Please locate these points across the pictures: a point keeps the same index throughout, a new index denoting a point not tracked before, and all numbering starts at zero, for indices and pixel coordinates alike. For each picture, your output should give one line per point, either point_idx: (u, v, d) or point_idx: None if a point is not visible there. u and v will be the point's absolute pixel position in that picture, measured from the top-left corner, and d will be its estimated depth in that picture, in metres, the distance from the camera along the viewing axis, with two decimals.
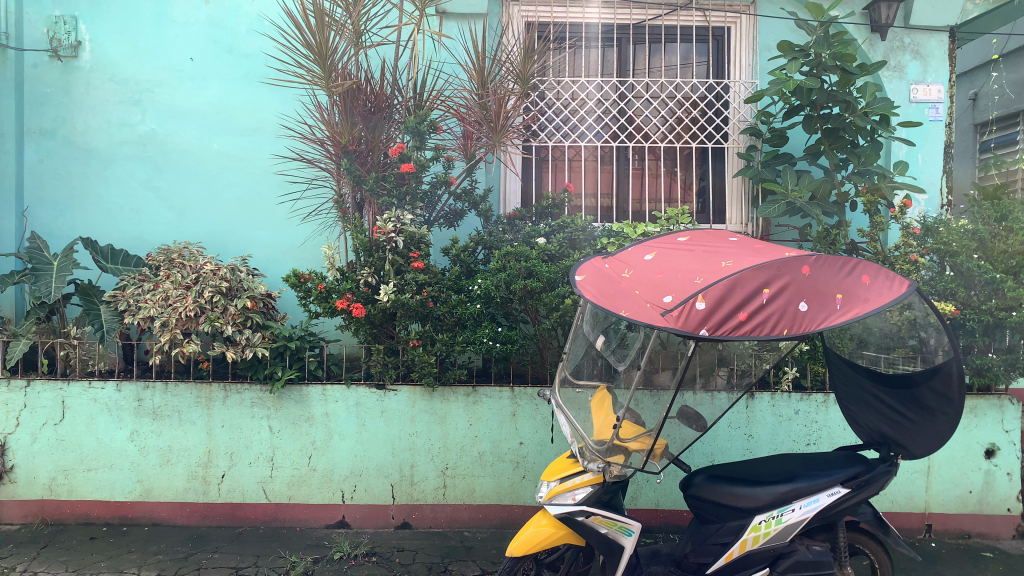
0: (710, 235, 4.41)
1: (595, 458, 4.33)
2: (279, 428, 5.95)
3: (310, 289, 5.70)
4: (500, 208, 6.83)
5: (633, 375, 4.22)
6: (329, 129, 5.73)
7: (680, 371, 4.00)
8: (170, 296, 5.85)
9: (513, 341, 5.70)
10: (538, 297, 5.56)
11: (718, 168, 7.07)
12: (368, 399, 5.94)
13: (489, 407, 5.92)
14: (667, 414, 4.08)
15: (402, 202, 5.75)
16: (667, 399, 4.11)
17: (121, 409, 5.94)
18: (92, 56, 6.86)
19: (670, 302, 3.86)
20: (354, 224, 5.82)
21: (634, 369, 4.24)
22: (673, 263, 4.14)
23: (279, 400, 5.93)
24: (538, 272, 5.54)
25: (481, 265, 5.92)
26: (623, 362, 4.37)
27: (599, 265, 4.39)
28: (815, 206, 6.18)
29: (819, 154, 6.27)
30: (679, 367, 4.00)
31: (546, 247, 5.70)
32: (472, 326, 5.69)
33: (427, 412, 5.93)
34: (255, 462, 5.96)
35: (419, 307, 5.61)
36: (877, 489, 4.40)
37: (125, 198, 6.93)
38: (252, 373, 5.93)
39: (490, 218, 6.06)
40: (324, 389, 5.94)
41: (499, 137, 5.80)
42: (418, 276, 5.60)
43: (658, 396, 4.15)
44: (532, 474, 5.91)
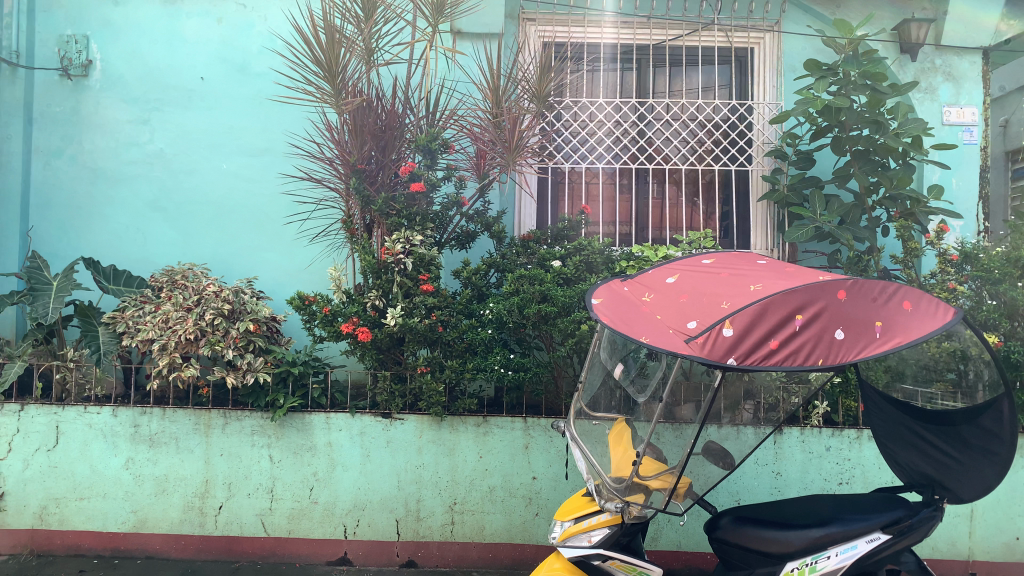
0: (737, 257, 4.13)
1: (612, 497, 4.06)
2: (280, 457, 5.68)
3: (315, 312, 5.47)
4: (514, 230, 6.56)
5: (653, 408, 3.93)
6: (337, 148, 5.52)
7: (705, 404, 3.70)
8: (170, 318, 5.65)
9: (527, 370, 5.38)
10: (553, 323, 5.29)
11: (741, 192, 6.81)
12: (373, 428, 5.66)
13: (500, 439, 5.63)
14: (691, 450, 3.77)
15: (412, 223, 5.50)
16: (690, 433, 3.81)
17: (117, 436, 5.71)
18: (101, 74, 6.73)
19: (694, 328, 3.59)
20: (362, 246, 5.58)
21: (654, 402, 3.94)
22: (697, 287, 3.86)
23: (280, 429, 5.68)
24: (554, 296, 5.26)
25: (493, 289, 5.67)
26: (642, 394, 4.08)
27: (618, 288, 4.12)
28: (845, 231, 5.88)
29: (849, 177, 5.93)
30: (704, 398, 3.71)
31: (562, 271, 5.42)
32: (483, 353, 5.42)
33: (435, 443, 5.64)
34: (254, 494, 5.69)
35: (428, 332, 5.36)
36: (920, 536, 4.02)
37: (130, 218, 6.75)
38: (253, 401, 5.67)
39: (502, 241, 5.80)
40: (327, 418, 5.67)
41: (513, 157, 5.54)
42: (427, 299, 5.35)
43: (680, 430, 3.85)
44: (544, 511, 5.59)
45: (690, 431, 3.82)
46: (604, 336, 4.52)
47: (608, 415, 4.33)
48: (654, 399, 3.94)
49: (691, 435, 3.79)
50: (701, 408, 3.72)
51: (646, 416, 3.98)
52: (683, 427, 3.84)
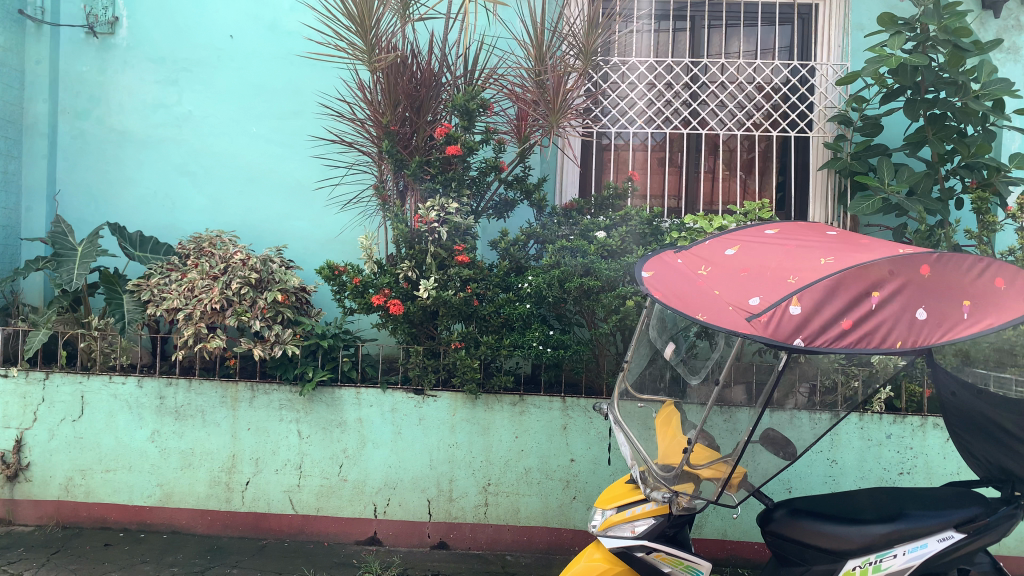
0: (804, 228, 3.73)
1: (659, 486, 3.70)
2: (308, 433, 5.46)
3: (345, 283, 5.20)
4: (554, 198, 6.17)
5: (706, 390, 3.58)
6: (370, 108, 5.20)
7: (766, 388, 3.33)
8: (196, 286, 5.43)
9: (566, 345, 5.10)
10: (596, 297, 4.94)
11: (800, 160, 6.36)
12: (404, 404, 5.40)
13: (538, 418, 5.33)
14: (748, 439, 3.40)
15: (448, 189, 5.21)
16: (748, 420, 3.46)
17: (142, 408, 5.53)
18: (130, 33, 6.48)
19: (757, 305, 3.21)
20: (395, 213, 5.27)
21: (708, 384, 3.59)
22: (760, 260, 3.48)
23: (309, 403, 5.44)
24: (597, 269, 4.92)
25: (533, 261, 5.33)
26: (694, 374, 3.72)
27: (671, 261, 3.75)
28: (916, 202, 5.40)
29: (923, 144, 5.48)
30: (764, 381, 3.35)
31: (607, 242, 5.05)
32: (521, 327, 5.11)
33: (469, 422, 5.36)
34: (281, 470, 5.47)
35: (463, 306, 5.07)
36: (999, 536, 3.62)
37: (159, 183, 6.54)
38: (281, 372, 5.45)
39: (543, 210, 5.44)
40: (357, 392, 5.42)
41: (557, 119, 5.16)
42: (462, 271, 5.03)
43: (737, 416, 3.50)
44: (583, 496, 5.30)
45: (748, 417, 3.45)
46: (653, 311, 4.18)
47: (656, 397, 3.99)
48: (707, 381, 3.59)
49: (749, 422, 3.44)
50: (761, 392, 3.36)
51: (698, 399, 3.63)
52: (739, 411, 3.49)
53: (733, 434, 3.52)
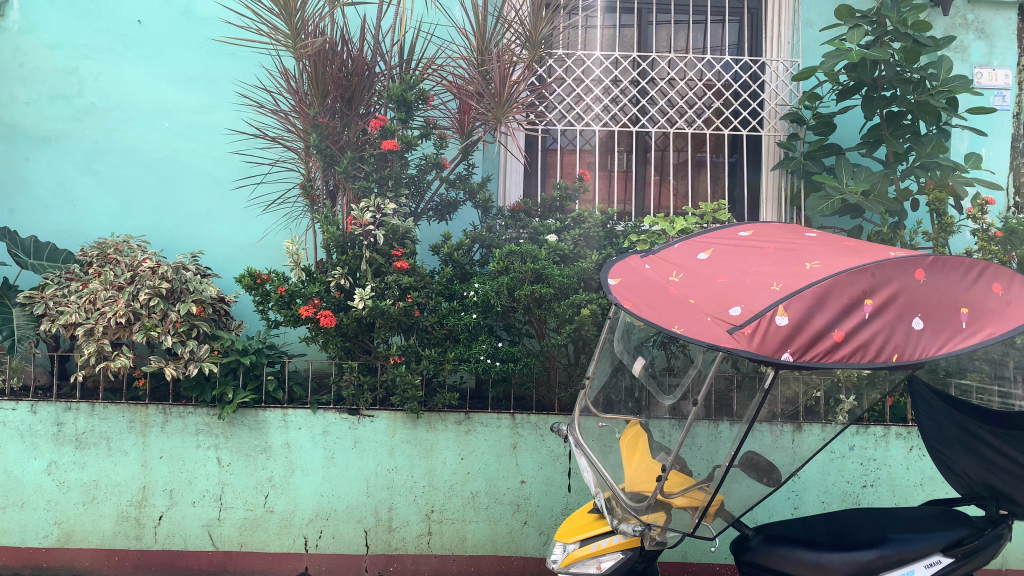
0: (781, 230, 3.41)
1: (628, 518, 3.31)
2: (228, 460, 4.90)
3: (269, 292, 4.69)
4: (499, 198, 5.76)
5: (682, 407, 3.21)
6: (296, 100, 4.71)
7: (752, 405, 2.98)
8: (97, 298, 4.79)
9: (516, 358, 4.71)
10: (547, 305, 4.57)
11: (753, 160, 6.13)
12: (338, 426, 4.91)
13: (485, 436, 4.92)
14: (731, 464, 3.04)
15: (384, 187, 4.73)
16: (731, 441, 3.10)
17: (36, 436, 4.87)
18: (22, 16, 5.79)
19: (740, 317, 2.85)
20: (324, 214, 4.78)
21: (685, 400, 3.22)
22: (738, 266, 3.14)
23: (230, 427, 4.90)
24: (549, 275, 4.55)
25: (477, 267, 4.92)
26: (668, 390, 3.35)
27: (638, 266, 3.36)
28: (874, 202, 5.19)
29: (881, 143, 5.29)
30: (750, 398, 2.99)
31: (559, 245, 4.66)
32: (466, 339, 4.71)
33: (410, 444, 4.91)
34: (199, 502, 4.90)
35: (402, 317, 4.63)
36: (987, 559, 3.34)
37: (57, 182, 5.85)
38: (198, 394, 4.87)
39: (489, 212, 5.03)
40: (284, 414, 4.90)
41: (502, 113, 4.76)
42: (401, 278, 4.62)
43: (718, 436, 3.14)
44: (534, 520, 4.91)
45: (731, 437, 3.10)
46: (619, 319, 3.81)
47: (623, 415, 3.61)
48: (685, 398, 3.21)
49: (732, 444, 3.08)
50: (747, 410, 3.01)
51: (674, 417, 3.26)
52: (722, 431, 3.13)
53: (713, 457, 3.16)
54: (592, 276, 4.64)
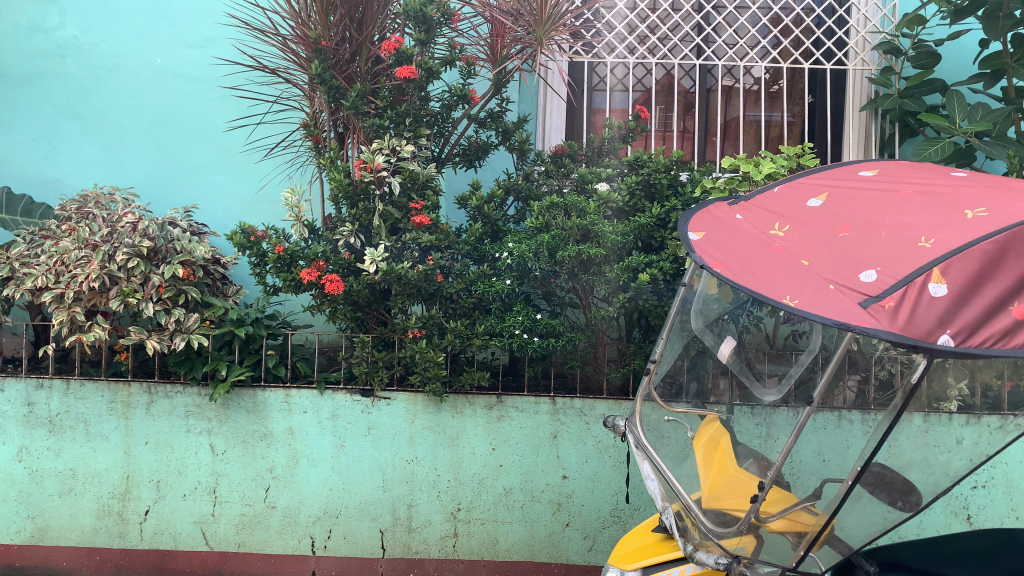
0: (918, 168, 2.57)
1: (709, 546, 2.53)
2: (223, 448, 4.23)
3: (265, 252, 3.97)
4: (536, 142, 4.91)
5: (777, 399, 2.40)
6: (295, 22, 3.92)
7: (853, 391, 2.27)
8: (68, 259, 4.11)
9: (557, 333, 3.94)
10: (596, 269, 3.76)
11: (832, 102, 5.24)
12: (348, 410, 4.19)
13: (520, 423, 4.18)
14: (861, 478, 2.19)
15: (400, 127, 3.96)
16: (854, 445, 2.26)
17: (4, 418, 4.23)
18: None
19: (879, 284, 2.05)
20: (330, 160, 4.03)
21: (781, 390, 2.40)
22: (866, 216, 2.31)
23: (224, 410, 4.21)
24: (598, 233, 3.75)
25: (512, 224, 4.15)
26: (761, 373, 2.49)
27: (726, 215, 2.55)
28: (996, 145, 4.30)
29: (1003, 75, 4.44)
30: (850, 381, 2.28)
31: (611, 196, 3.84)
32: (498, 309, 3.96)
33: (432, 431, 4.19)
34: (191, 495, 4.25)
35: (422, 282, 3.90)
36: None
37: (37, 128, 5.15)
38: (187, 371, 4.19)
39: (526, 157, 4.22)
40: (287, 395, 4.20)
41: (543, 34, 3.91)
42: (421, 236, 3.89)
43: (825, 433, 2.31)
44: (578, 522, 4.19)
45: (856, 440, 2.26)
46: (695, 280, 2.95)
47: (695, 404, 2.75)
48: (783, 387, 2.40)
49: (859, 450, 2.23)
50: (854, 399, 2.27)
51: (763, 411, 2.46)
52: (825, 425, 2.29)
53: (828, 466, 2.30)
54: (650, 234, 3.82)
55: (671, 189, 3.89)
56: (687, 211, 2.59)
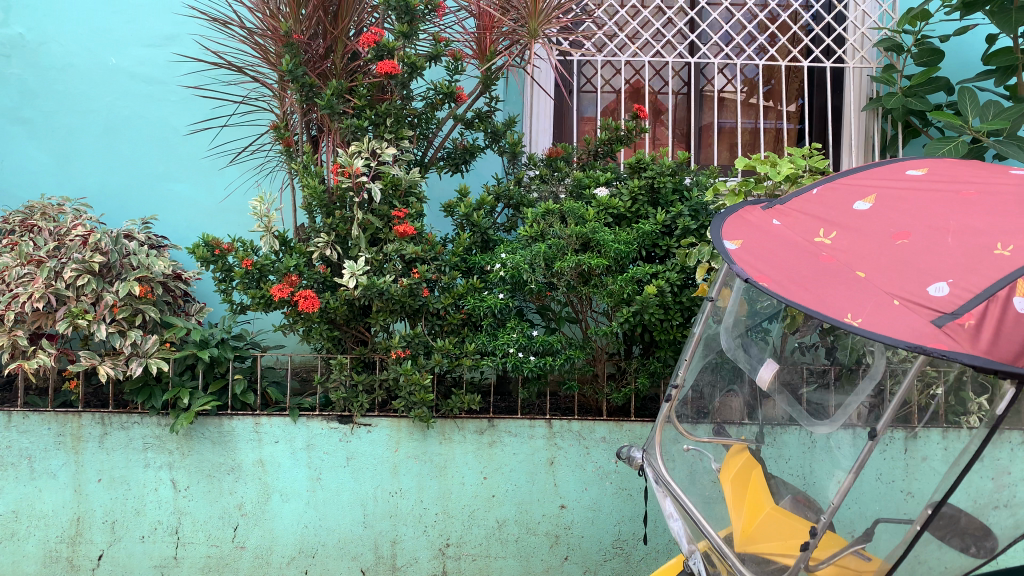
0: (976, 165, 2.26)
1: None
2: (185, 484, 3.84)
3: (231, 266, 3.60)
4: (525, 145, 4.54)
5: (783, 415, 2.10)
6: (264, 13, 3.57)
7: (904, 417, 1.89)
8: (10, 277, 3.71)
9: (554, 351, 3.62)
10: (596, 280, 3.46)
11: (818, 104, 5.04)
12: (325, 439, 3.83)
13: (514, 449, 3.85)
14: (933, 520, 1.69)
15: (381, 129, 3.63)
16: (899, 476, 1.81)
17: None
18: None
19: (953, 299, 1.73)
20: (303, 165, 3.68)
21: (788, 406, 2.09)
22: (926, 220, 2.00)
23: (187, 442, 3.82)
24: (597, 242, 3.43)
25: (502, 232, 3.83)
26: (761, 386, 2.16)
27: (762, 221, 2.24)
28: (1011, 143, 4.09)
29: (1015, 71, 4.25)
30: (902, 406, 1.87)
31: (613, 201, 3.53)
32: (489, 327, 3.64)
33: (417, 460, 3.84)
34: (150, 537, 3.85)
35: (406, 297, 3.58)
36: None
37: None
38: (144, 399, 3.79)
39: (517, 160, 3.90)
40: (256, 424, 3.82)
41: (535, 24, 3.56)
42: (405, 247, 3.57)
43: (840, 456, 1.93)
44: (577, 556, 3.87)
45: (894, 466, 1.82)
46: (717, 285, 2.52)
47: (712, 426, 2.34)
48: (788, 401, 2.09)
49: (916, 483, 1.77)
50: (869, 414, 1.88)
51: (771, 428, 2.15)
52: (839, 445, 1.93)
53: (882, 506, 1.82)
54: (655, 242, 3.52)
55: (676, 193, 3.58)
56: (719, 217, 2.28)
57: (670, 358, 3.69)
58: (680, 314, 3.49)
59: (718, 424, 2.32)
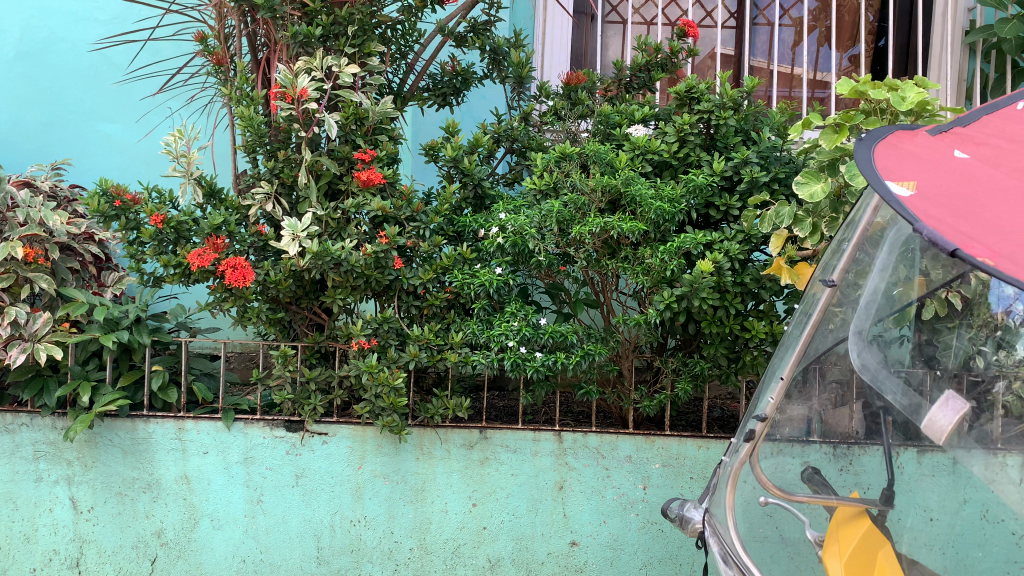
0: None
1: None
2: (88, 504, 2.97)
3: (139, 222, 2.69)
4: (538, 75, 3.60)
5: (856, 428, 1.28)
6: None
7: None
8: None
9: (568, 345, 2.72)
10: (626, 251, 2.56)
11: (899, 44, 4.07)
12: (266, 452, 2.96)
13: (513, 469, 2.96)
14: None
15: (343, 45, 2.70)
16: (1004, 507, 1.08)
17: None
18: None
19: None
20: (240, 92, 2.76)
21: (864, 416, 1.27)
22: None
23: (89, 450, 2.94)
24: (631, 198, 2.51)
25: (503, 186, 2.91)
26: (835, 383, 1.35)
27: (937, 152, 1.29)
28: None
29: None
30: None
31: (655, 144, 2.59)
32: (481, 312, 2.74)
33: (387, 481, 2.96)
34: (44, 569, 2.99)
35: (370, 270, 2.68)
36: None
37: None
38: (33, 394, 2.91)
39: (524, 89, 2.95)
40: (179, 428, 2.95)
41: None
42: (370, 202, 2.67)
43: (931, 490, 1.17)
44: None
45: None
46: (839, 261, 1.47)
47: (804, 471, 1.38)
48: (862, 410, 1.27)
49: None
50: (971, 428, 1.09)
51: (845, 448, 1.32)
52: (935, 473, 1.15)
53: (992, 565, 1.08)
54: (708, 202, 2.59)
55: (740, 133, 2.63)
56: (863, 146, 1.32)
57: (719, 358, 2.80)
58: (739, 301, 2.59)
59: (812, 470, 1.37)
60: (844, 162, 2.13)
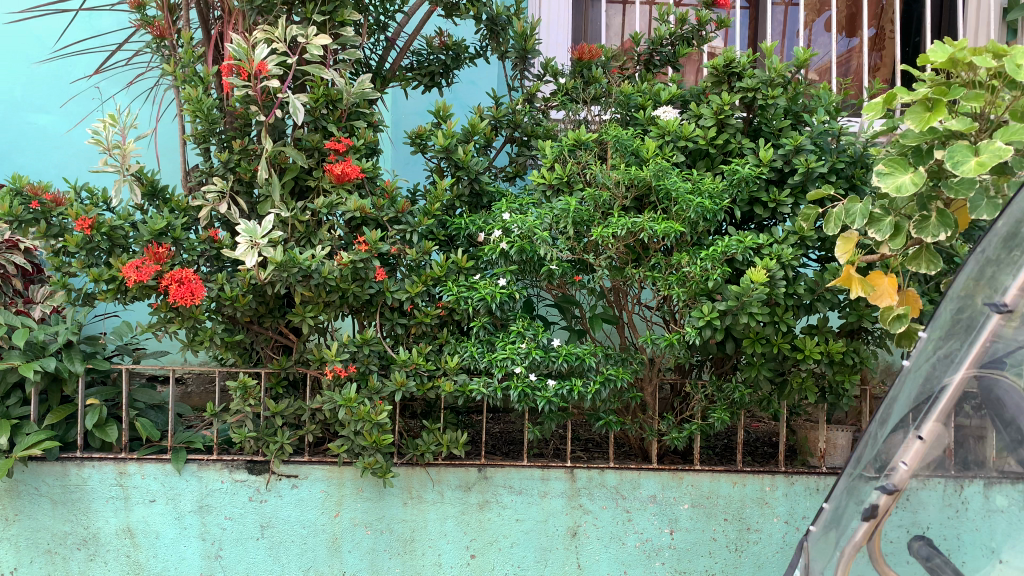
0: None
1: None
2: (12, 565, 2.48)
3: (65, 226, 2.21)
4: (541, 49, 3.12)
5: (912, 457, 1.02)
6: None
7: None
8: None
9: (584, 370, 2.29)
10: (656, 258, 2.13)
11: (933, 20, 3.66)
12: (225, 499, 2.50)
13: (518, 514, 2.52)
14: None
15: (311, 10, 2.23)
16: None
17: None
18: None
19: None
20: (188, 69, 2.29)
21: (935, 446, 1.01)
22: None
23: (12, 501, 2.46)
24: (662, 193, 2.08)
25: (503, 181, 2.47)
26: (922, 408, 1.04)
27: None
28: None
29: None
30: None
31: (689, 129, 2.16)
32: (480, 332, 2.29)
33: (369, 531, 2.51)
34: None
35: (347, 282, 2.23)
36: None
37: None
38: None
39: (527, 65, 2.51)
40: (120, 473, 2.48)
41: None
42: (346, 199, 2.22)
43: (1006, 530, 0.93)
44: None
45: None
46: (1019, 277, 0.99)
47: (915, 545, 1.00)
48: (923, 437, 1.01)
49: None
50: None
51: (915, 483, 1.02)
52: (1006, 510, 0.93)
53: None
54: (752, 198, 2.17)
55: (787, 116, 2.21)
56: None
57: (760, 383, 2.38)
58: (790, 316, 2.17)
59: (919, 539, 1.00)
60: (938, 148, 1.71)
